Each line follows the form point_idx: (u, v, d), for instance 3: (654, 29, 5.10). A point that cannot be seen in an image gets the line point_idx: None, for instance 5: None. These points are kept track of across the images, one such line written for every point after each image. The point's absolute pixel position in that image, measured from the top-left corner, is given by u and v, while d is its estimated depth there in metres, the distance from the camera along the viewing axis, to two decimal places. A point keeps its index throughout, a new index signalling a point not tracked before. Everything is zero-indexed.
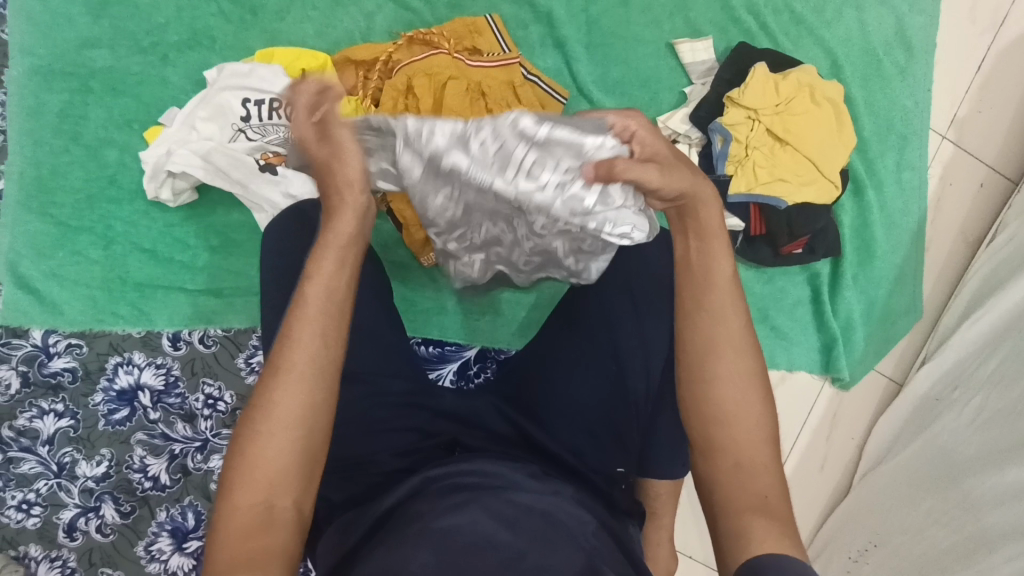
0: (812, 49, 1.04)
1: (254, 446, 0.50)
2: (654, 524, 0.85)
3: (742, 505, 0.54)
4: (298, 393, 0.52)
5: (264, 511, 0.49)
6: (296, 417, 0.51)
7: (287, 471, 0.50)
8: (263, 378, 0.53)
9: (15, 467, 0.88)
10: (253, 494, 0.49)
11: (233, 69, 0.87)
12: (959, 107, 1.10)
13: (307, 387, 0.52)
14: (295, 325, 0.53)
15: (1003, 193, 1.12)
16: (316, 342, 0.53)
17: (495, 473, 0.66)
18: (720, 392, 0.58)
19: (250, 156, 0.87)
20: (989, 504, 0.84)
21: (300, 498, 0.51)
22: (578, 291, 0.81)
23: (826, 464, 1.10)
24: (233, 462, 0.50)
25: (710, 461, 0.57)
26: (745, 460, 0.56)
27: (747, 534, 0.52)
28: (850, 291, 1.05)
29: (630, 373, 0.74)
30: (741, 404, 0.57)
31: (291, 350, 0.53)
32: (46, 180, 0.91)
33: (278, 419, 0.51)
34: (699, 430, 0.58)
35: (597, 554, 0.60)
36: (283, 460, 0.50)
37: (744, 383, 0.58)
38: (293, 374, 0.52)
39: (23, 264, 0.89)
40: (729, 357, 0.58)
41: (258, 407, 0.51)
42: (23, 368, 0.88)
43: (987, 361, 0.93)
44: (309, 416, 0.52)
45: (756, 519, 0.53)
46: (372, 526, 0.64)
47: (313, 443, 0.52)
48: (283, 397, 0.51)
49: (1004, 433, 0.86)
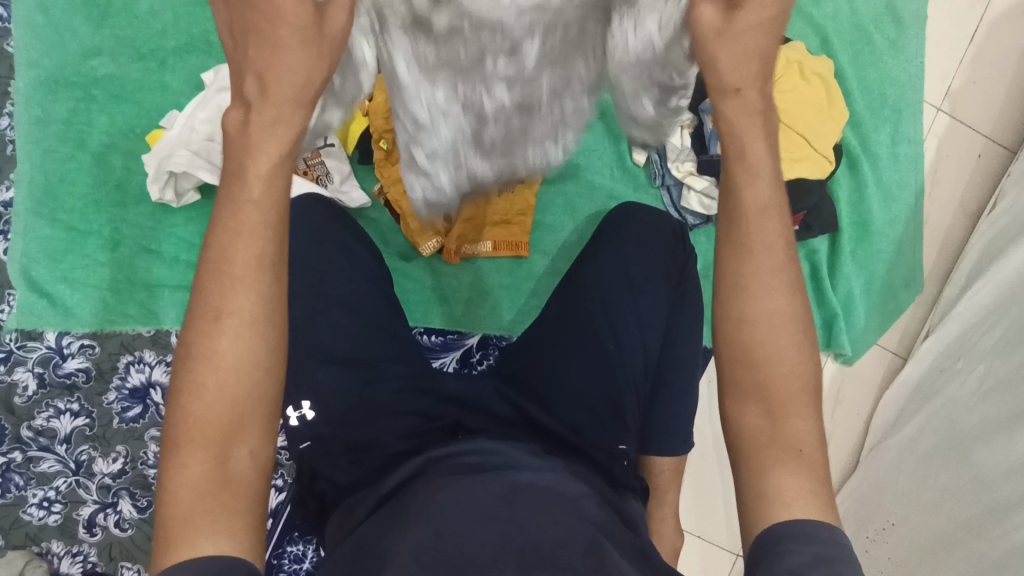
0: (800, 27, 1.05)
1: (199, 401, 0.48)
2: (658, 501, 0.86)
3: (770, 458, 0.52)
4: (242, 342, 0.48)
5: (220, 463, 0.48)
6: (242, 370, 0.48)
7: (242, 425, 0.49)
8: (200, 321, 0.48)
9: (35, 466, 0.91)
10: (204, 452, 0.48)
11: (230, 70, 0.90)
12: (953, 78, 1.10)
13: (247, 336, 0.48)
14: (237, 263, 0.47)
15: (1001, 162, 1.11)
16: (262, 287, 0.48)
17: (497, 453, 0.67)
18: (750, 340, 0.53)
19: None
20: (996, 478, 0.83)
21: (258, 450, 0.49)
22: (576, 268, 0.82)
23: (832, 440, 1.11)
24: (178, 416, 0.48)
25: (740, 406, 0.53)
26: (776, 410, 0.53)
27: (771, 498, 0.51)
28: (848, 265, 1.05)
29: (628, 350, 0.75)
30: (772, 352, 0.53)
31: (229, 297, 0.48)
32: (55, 187, 0.93)
33: (223, 373, 0.48)
34: (730, 374, 0.54)
35: (596, 517, 0.62)
36: (234, 411, 0.48)
37: (775, 330, 0.53)
38: (236, 326, 0.48)
39: (35, 269, 0.92)
40: (765, 296, 0.53)
41: (204, 360, 0.48)
42: (39, 369, 0.91)
43: (991, 331, 0.92)
44: (256, 366, 0.49)
45: (781, 477, 0.51)
46: (377, 504, 0.66)
47: (263, 393, 0.49)
48: (227, 346, 0.48)
49: (1007, 400, 0.84)
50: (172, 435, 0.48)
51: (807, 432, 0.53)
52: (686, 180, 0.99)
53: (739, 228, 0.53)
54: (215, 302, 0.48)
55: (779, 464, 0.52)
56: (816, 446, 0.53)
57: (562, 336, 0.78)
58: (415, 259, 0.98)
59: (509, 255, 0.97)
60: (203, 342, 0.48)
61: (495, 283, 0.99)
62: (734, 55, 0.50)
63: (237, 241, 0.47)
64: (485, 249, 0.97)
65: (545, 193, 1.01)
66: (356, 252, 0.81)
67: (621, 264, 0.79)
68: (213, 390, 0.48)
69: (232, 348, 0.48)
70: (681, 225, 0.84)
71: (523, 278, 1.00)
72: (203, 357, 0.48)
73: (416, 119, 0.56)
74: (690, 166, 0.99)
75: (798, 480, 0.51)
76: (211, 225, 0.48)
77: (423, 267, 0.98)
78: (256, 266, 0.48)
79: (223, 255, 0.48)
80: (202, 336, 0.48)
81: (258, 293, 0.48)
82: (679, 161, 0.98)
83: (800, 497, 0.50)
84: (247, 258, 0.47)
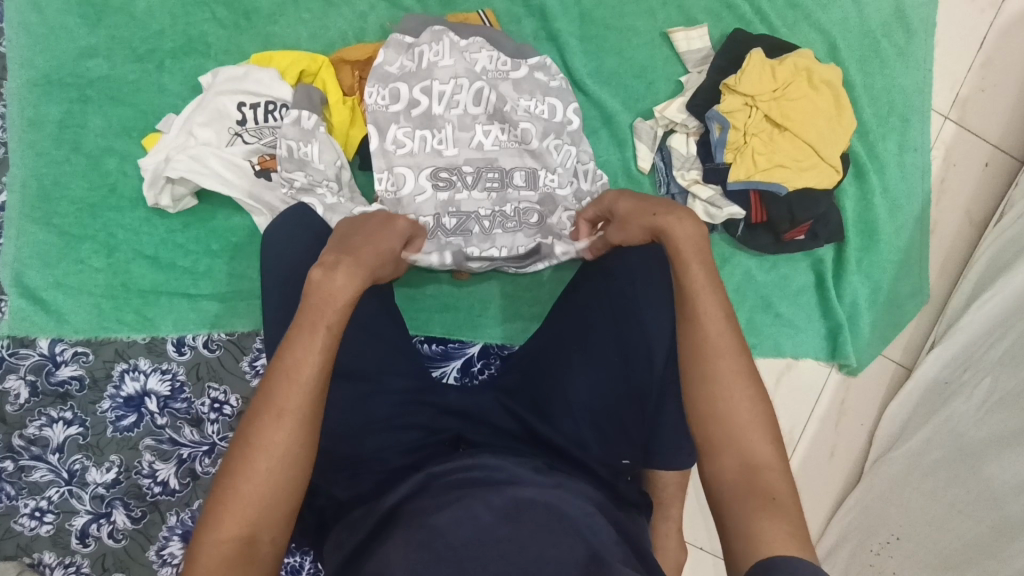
0: (809, 33, 1.03)
1: (241, 487, 0.51)
2: (662, 515, 0.84)
3: (750, 502, 0.54)
4: (287, 434, 0.53)
5: (252, 537, 0.50)
6: (286, 462, 0.53)
7: (272, 511, 0.51)
8: (257, 413, 0.54)
9: (27, 475, 0.89)
10: (238, 529, 0.50)
11: (227, 73, 0.89)
12: (962, 85, 1.09)
13: (300, 430, 0.54)
14: (301, 365, 0.55)
15: (1007, 172, 1.10)
16: (312, 386, 0.55)
17: (500, 468, 0.65)
18: (717, 397, 0.59)
19: (246, 160, 0.88)
20: (1007, 493, 0.81)
21: (279, 534, 0.52)
22: (576, 289, 0.81)
23: (835, 451, 1.09)
24: (222, 495, 0.51)
25: (715, 462, 0.58)
26: (751, 463, 0.56)
27: (758, 534, 0.52)
28: (854, 276, 1.04)
29: (636, 361, 0.72)
30: (734, 407, 0.58)
31: (286, 395, 0.54)
32: (49, 191, 0.92)
33: (269, 464, 0.52)
34: (700, 431, 0.59)
35: (600, 547, 0.59)
36: (273, 493, 0.52)
37: (736, 390, 0.59)
38: (294, 413, 0.54)
39: (29, 275, 0.90)
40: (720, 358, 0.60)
41: (253, 448, 0.52)
42: (31, 377, 0.89)
43: (998, 344, 0.91)
44: (300, 457, 0.53)
45: (766, 518, 0.53)
46: (376, 525, 0.64)
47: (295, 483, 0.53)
48: (276, 438, 0.53)
49: (1012, 415, 0.84)
50: (215, 511, 0.51)
51: (781, 480, 0.55)
52: (692, 188, 0.96)
53: (689, 308, 0.63)
54: (275, 399, 0.54)
55: (761, 509, 0.53)
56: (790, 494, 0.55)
57: (563, 348, 0.77)
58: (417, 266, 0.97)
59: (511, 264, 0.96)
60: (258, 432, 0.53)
61: (497, 291, 0.98)
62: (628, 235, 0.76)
63: (302, 349, 0.56)
64: None
65: None
66: None
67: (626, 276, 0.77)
68: (260, 473, 0.52)
69: (284, 434, 0.53)
70: None
71: (525, 286, 0.98)
72: (257, 445, 0.52)
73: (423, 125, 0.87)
74: (695, 174, 0.98)
75: (777, 523, 0.52)
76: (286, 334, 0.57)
77: (424, 275, 0.97)
78: (315, 360, 0.56)
79: (293, 352, 0.56)
80: (258, 428, 0.53)
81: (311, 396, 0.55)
82: (684, 169, 0.98)
83: (783, 537, 0.51)
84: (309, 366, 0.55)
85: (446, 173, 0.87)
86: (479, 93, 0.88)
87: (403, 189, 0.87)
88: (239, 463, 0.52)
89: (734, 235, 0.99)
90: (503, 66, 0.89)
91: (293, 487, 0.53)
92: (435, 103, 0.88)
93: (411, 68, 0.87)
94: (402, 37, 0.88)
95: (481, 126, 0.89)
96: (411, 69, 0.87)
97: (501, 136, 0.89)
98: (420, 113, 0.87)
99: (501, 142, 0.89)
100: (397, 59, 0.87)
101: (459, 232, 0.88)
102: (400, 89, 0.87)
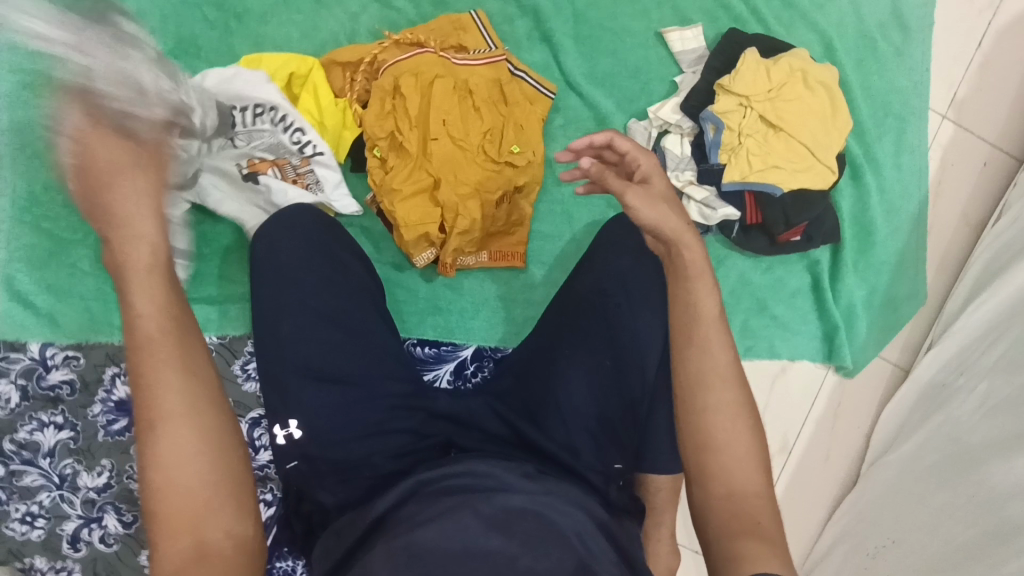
0: (804, 33, 1.03)
1: (164, 498, 0.50)
2: (654, 520, 0.83)
3: (735, 517, 0.55)
4: (180, 434, 0.52)
5: (198, 551, 0.50)
6: (190, 456, 0.52)
7: (206, 500, 0.51)
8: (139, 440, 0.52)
9: (18, 480, 0.89)
10: (181, 536, 0.50)
11: (217, 73, 0.87)
12: (959, 85, 1.08)
13: (187, 426, 0.52)
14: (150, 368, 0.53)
15: (1005, 172, 1.09)
16: (176, 377, 0.53)
17: (488, 475, 0.64)
18: (712, 421, 0.58)
19: (234, 164, 0.88)
20: (1006, 494, 0.78)
21: (231, 524, 0.52)
22: (569, 294, 0.80)
23: (831, 454, 1.09)
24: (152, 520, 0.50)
25: (705, 488, 0.58)
26: (737, 491, 0.57)
27: (738, 556, 0.52)
28: (850, 278, 1.03)
29: (628, 368, 0.72)
30: (731, 436, 0.58)
31: (155, 403, 0.52)
32: (40, 194, 0.92)
33: (175, 469, 0.51)
34: (692, 459, 0.59)
35: (591, 557, 0.59)
36: (196, 517, 0.51)
37: (734, 415, 0.59)
38: (168, 415, 0.52)
39: (18, 279, 0.90)
40: (719, 388, 0.59)
41: (152, 470, 0.51)
42: (22, 381, 0.89)
43: (992, 349, 0.90)
44: (199, 479, 0.52)
45: (748, 542, 0.53)
46: (362, 535, 0.63)
47: (217, 467, 0.53)
48: (167, 449, 0.51)
49: (1008, 419, 0.82)
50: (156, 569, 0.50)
51: (765, 507, 0.56)
52: (686, 189, 0.96)
53: (696, 332, 0.61)
54: (144, 416, 0.52)
55: (745, 533, 0.54)
56: (774, 515, 0.56)
57: (557, 351, 0.76)
58: (409, 269, 0.97)
59: (504, 266, 0.96)
60: (146, 483, 0.51)
61: (489, 293, 0.97)
62: (648, 216, 0.65)
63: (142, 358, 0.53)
64: (480, 260, 0.95)
65: (540, 202, 0.99)
66: (347, 268, 0.80)
67: (617, 282, 0.77)
68: (171, 485, 0.51)
69: (170, 468, 0.51)
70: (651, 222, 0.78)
71: (517, 291, 0.97)
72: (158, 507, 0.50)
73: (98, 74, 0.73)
74: (689, 175, 0.97)
75: (758, 545, 0.53)
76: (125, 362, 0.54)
77: (417, 278, 0.96)
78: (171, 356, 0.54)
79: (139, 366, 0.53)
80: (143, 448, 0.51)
81: (174, 420, 0.52)
82: (679, 169, 0.97)
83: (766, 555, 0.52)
84: (158, 357, 0.53)
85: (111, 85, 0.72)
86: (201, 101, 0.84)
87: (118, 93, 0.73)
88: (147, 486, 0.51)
89: (731, 236, 0.98)
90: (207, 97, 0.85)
91: (217, 497, 0.52)
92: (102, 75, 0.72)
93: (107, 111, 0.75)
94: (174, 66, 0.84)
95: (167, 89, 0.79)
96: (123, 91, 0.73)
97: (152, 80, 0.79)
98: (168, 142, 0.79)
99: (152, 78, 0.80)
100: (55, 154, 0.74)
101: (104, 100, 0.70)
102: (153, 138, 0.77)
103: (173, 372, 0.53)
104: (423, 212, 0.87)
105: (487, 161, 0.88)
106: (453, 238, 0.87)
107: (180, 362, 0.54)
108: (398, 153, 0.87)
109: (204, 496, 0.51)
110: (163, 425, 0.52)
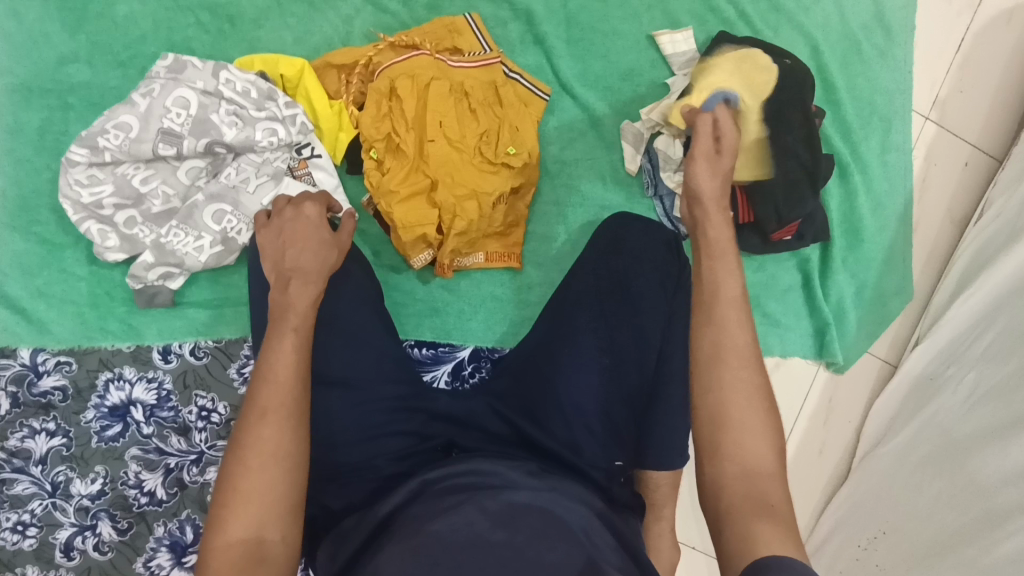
0: (791, 35, 1.05)
1: (241, 484, 0.56)
2: (655, 516, 0.84)
3: (746, 511, 0.57)
4: (277, 431, 0.58)
5: (256, 549, 0.54)
6: (277, 454, 0.58)
7: (275, 503, 0.56)
8: (242, 420, 0.59)
9: (9, 488, 0.87)
10: (244, 528, 0.55)
11: (189, 61, 0.87)
12: (940, 87, 1.11)
13: (286, 427, 0.59)
14: (276, 370, 0.62)
15: (986, 170, 1.12)
16: (292, 383, 0.61)
17: (494, 472, 0.65)
18: (729, 400, 0.63)
19: (210, 146, 0.86)
20: (997, 483, 0.80)
21: (286, 531, 0.56)
22: (566, 291, 0.81)
23: (825, 449, 1.11)
24: (225, 498, 0.56)
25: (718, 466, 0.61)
26: (750, 468, 0.60)
27: (754, 537, 0.54)
28: (840, 275, 1.05)
29: (625, 365, 0.74)
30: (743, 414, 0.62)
31: (267, 398, 0.60)
32: (28, 198, 0.90)
33: (264, 459, 0.57)
34: (706, 435, 0.63)
35: (599, 555, 0.59)
36: (264, 514, 0.55)
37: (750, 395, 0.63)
38: (277, 414, 0.59)
39: (9, 286, 0.89)
40: (735, 367, 0.65)
41: (245, 450, 0.57)
42: (13, 388, 0.87)
43: (982, 337, 0.93)
44: (279, 481, 0.57)
45: (761, 524, 0.55)
46: (369, 536, 0.63)
47: (294, 474, 0.58)
48: (269, 435, 0.58)
49: (1000, 408, 0.84)
50: (207, 552, 0.54)
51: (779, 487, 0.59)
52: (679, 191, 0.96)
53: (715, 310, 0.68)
54: (259, 402, 0.60)
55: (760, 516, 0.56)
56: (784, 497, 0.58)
57: (553, 350, 0.77)
58: (406, 271, 0.97)
59: (501, 267, 0.96)
60: (236, 463, 0.57)
61: (487, 294, 0.97)
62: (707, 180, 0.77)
63: (272, 360, 0.63)
64: (476, 261, 0.95)
65: (535, 203, 1.00)
66: (347, 270, 0.81)
67: (614, 283, 0.78)
68: (253, 471, 0.56)
69: (260, 459, 0.57)
70: (676, 235, 0.83)
71: (513, 290, 0.98)
72: (238, 490, 0.56)
73: (127, 168, 0.86)
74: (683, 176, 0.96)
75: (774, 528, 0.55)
76: (262, 357, 0.63)
77: (414, 280, 0.97)
78: (292, 365, 0.63)
79: (270, 363, 0.63)
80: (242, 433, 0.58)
81: (279, 423, 0.59)
82: (671, 172, 0.96)
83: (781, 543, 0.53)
84: (285, 368, 0.62)
85: (150, 175, 0.86)
86: (179, 122, 0.85)
87: (157, 185, 0.86)
88: (235, 465, 0.57)
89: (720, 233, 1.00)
90: (178, 112, 0.85)
91: (286, 503, 0.57)
92: (140, 178, 0.86)
93: (113, 146, 0.84)
94: (139, 91, 0.85)
95: (161, 141, 0.85)
96: (155, 179, 0.87)
97: (130, 137, 0.84)
98: (168, 173, 0.87)
99: (132, 139, 0.84)
100: (74, 189, 0.86)
101: (161, 198, 0.87)
102: (154, 175, 0.87)
103: (293, 378, 0.62)
104: (420, 212, 0.87)
105: (484, 163, 0.88)
106: (450, 239, 0.88)
107: (298, 380, 0.62)
108: (395, 155, 0.87)
109: (276, 496, 0.56)
110: (269, 421, 0.59)
